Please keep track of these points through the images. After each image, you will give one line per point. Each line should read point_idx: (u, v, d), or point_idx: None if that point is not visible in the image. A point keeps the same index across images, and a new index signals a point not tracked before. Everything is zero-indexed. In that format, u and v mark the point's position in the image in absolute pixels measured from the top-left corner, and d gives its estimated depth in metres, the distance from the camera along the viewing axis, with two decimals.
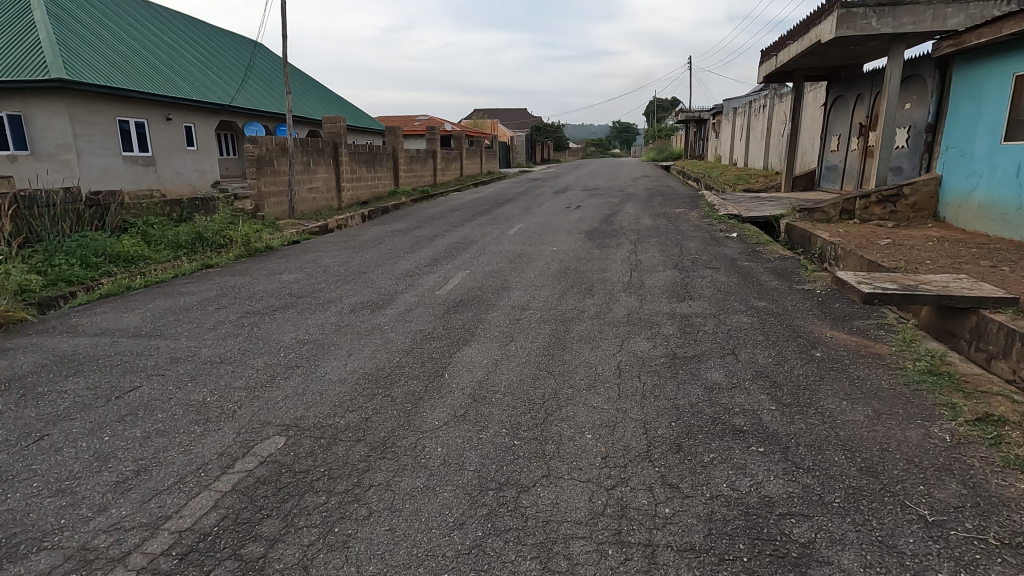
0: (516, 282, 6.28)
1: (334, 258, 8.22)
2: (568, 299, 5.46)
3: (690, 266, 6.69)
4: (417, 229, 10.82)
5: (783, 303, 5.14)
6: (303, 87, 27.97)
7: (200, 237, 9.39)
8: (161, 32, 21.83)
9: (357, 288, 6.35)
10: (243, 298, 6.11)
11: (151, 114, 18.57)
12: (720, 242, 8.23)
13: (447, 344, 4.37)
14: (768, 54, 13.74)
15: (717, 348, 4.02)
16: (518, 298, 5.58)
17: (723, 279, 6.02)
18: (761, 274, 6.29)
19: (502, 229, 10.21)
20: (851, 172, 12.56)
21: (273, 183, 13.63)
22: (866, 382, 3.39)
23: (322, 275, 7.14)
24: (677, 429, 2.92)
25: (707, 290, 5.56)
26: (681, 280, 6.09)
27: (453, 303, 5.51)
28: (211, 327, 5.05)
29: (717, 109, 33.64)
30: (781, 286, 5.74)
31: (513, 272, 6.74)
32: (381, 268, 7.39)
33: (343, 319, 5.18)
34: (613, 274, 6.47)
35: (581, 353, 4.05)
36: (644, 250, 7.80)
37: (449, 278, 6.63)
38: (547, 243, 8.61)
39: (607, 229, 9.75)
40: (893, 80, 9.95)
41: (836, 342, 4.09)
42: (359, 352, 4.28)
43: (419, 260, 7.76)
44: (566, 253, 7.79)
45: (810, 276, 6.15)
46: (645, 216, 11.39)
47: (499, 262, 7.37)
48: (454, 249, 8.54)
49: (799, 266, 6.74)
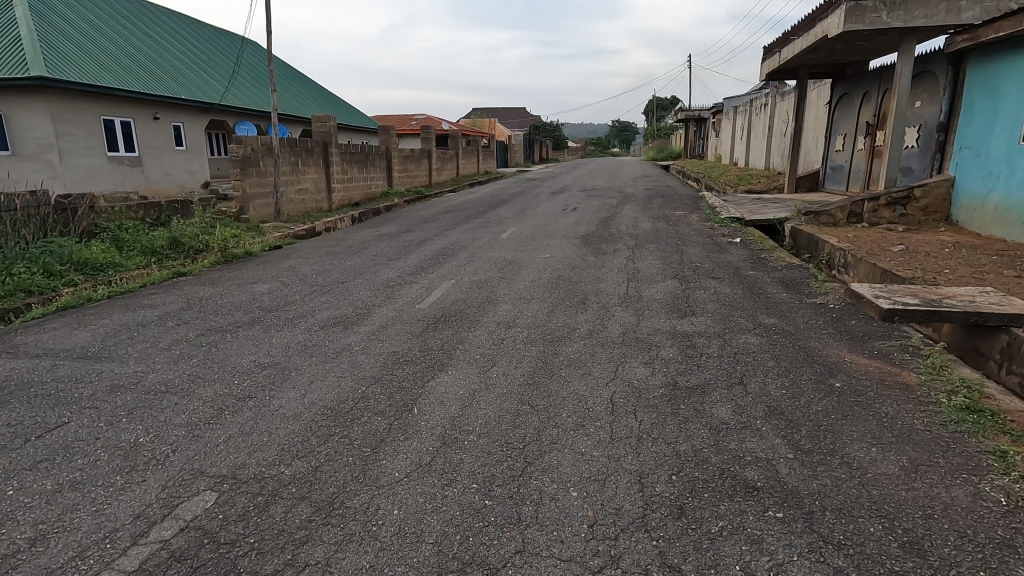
0: (504, 294, 5.82)
1: (315, 266, 7.76)
2: (558, 315, 5.00)
3: (691, 276, 6.24)
4: (406, 233, 10.35)
5: (794, 319, 4.68)
6: (296, 86, 27.46)
7: (176, 243, 8.92)
8: (149, 29, 21.31)
9: (332, 301, 5.88)
10: (209, 311, 5.65)
11: (137, 113, 18.08)
12: (723, 248, 7.76)
13: (421, 369, 3.91)
14: (771, 50, 13.27)
15: (723, 377, 3.55)
16: (504, 313, 5.13)
17: (727, 292, 5.56)
18: (768, 284, 5.83)
19: (495, 233, 9.73)
20: (858, 173, 12.11)
21: (259, 184, 13.16)
22: (896, 422, 2.92)
23: (298, 285, 6.68)
24: (679, 486, 2.46)
25: (710, 305, 5.10)
26: (682, 292, 5.62)
27: (433, 319, 5.05)
28: (165, 348, 4.59)
29: (718, 107, 33.12)
30: (790, 299, 5.29)
31: (501, 282, 6.28)
32: (362, 277, 6.92)
33: (311, 337, 4.72)
34: (608, 285, 6.01)
35: (568, 382, 3.59)
36: (643, 257, 7.34)
37: (432, 289, 6.17)
38: (540, 249, 8.14)
39: (604, 234, 9.28)
40: (904, 77, 9.49)
41: (856, 368, 3.64)
42: (323, 379, 3.82)
43: (403, 269, 7.31)
44: (560, 261, 7.33)
45: (822, 287, 5.68)
46: (644, 219, 10.93)
47: (488, 271, 6.91)
48: (441, 255, 8.07)
49: (808, 275, 6.28)
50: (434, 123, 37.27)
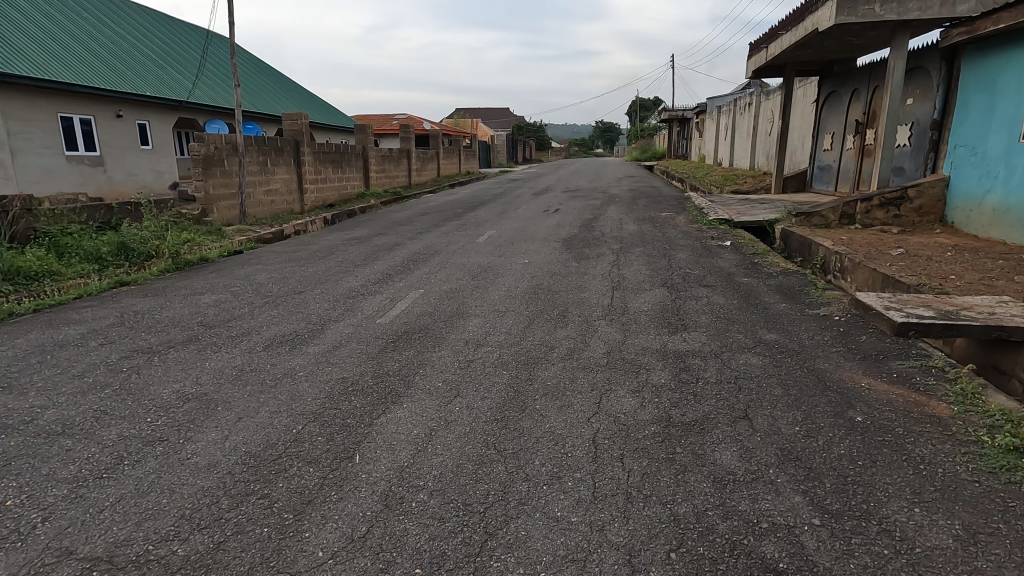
0: (476, 305, 5.26)
1: (273, 274, 7.11)
2: (535, 331, 4.44)
3: (681, 284, 5.73)
4: (377, 237, 9.72)
5: (798, 335, 4.17)
6: (270, 83, 26.58)
7: (124, 248, 8.21)
8: (112, 23, 20.30)
9: (284, 315, 5.26)
10: (140, 328, 4.99)
11: (98, 110, 17.16)
12: (713, 253, 7.29)
13: (370, 402, 3.32)
14: (758, 46, 12.88)
15: (725, 410, 3.03)
16: (475, 329, 4.56)
17: (721, 302, 5.06)
18: (765, 293, 5.34)
19: (471, 237, 9.16)
20: (847, 172, 11.75)
21: (223, 185, 12.43)
22: (937, 472, 2.41)
23: (249, 296, 6.05)
24: (681, 570, 1.92)
25: (703, 318, 4.58)
26: (671, 302, 5.10)
27: (393, 337, 4.46)
28: (76, 376, 3.93)
29: (702, 108, 32.92)
30: (791, 310, 4.80)
31: (474, 292, 5.72)
32: (321, 287, 6.30)
33: (250, 361, 4.09)
34: (592, 294, 5.49)
35: (543, 418, 3.04)
36: (628, 262, 6.84)
37: (397, 300, 5.58)
38: (518, 254, 7.58)
39: (587, 237, 8.75)
40: (897, 73, 9.12)
41: (875, 397, 3.13)
42: (253, 416, 3.21)
43: (369, 276, 6.71)
44: (539, 267, 6.79)
45: (822, 296, 5.21)
46: (628, 221, 10.44)
47: (460, 279, 6.33)
48: (412, 261, 7.48)
49: (806, 281, 5.81)
50: (415, 123, 36.59)
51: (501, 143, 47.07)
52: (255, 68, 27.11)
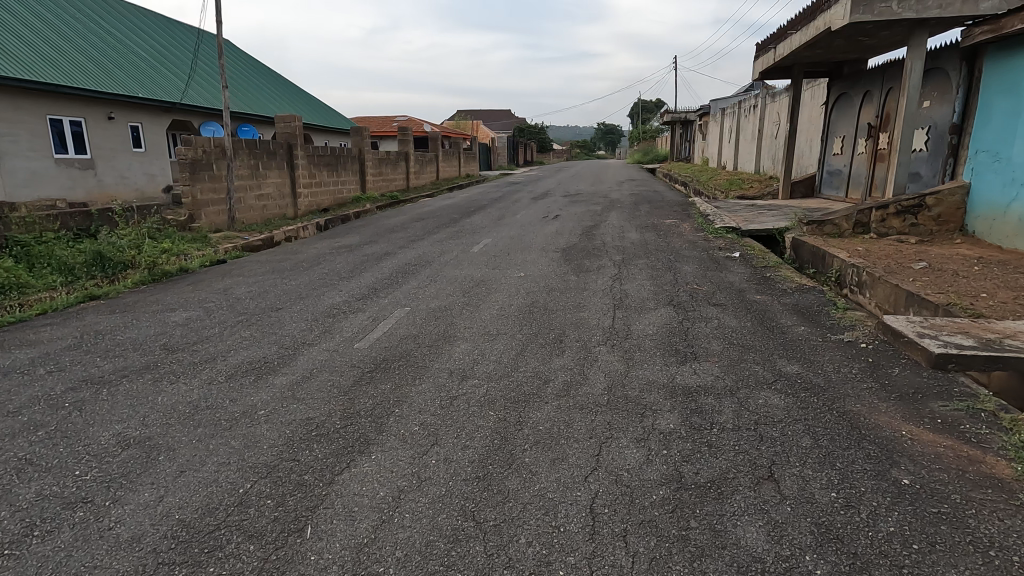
0: (465, 326, 4.81)
1: (252, 288, 6.67)
2: (527, 360, 3.99)
3: (688, 302, 5.29)
4: (367, 245, 9.30)
5: (821, 367, 3.73)
6: (267, 86, 26.21)
7: (99, 257, 7.70)
8: (104, 24, 19.90)
9: (256, 338, 4.80)
10: (97, 352, 4.54)
11: (88, 112, 16.76)
12: (722, 266, 6.84)
13: (334, 452, 2.88)
14: (765, 46, 12.44)
15: (747, 468, 2.59)
16: (462, 357, 4.12)
17: (733, 324, 4.62)
18: (780, 314, 4.89)
19: (466, 246, 8.72)
20: (859, 178, 11.30)
21: (211, 189, 12.02)
22: (1013, 564, 1.96)
23: (223, 314, 5.62)
24: None
25: (715, 345, 4.14)
26: (678, 325, 4.66)
27: (371, 366, 4.02)
28: (11, 413, 3.49)
29: (704, 109, 32.53)
30: (811, 335, 4.35)
31: (465, 310, 5.29)
32: (301, 303, 5.87)
33: (208, 395, 3.64)
34: (593, 315, 5.04)
35: (533, 476, 2.60)
36: (631, 276, 6.40)
37: (380, 320, 5.14)
38: (514, 266, 7.15)
39: (587, 247, 8.30)
40: (914, 74, 8.66)
41: (920, 453, 2.68)
42: (197, 471, 2.76)
43: (353, 291, 6.27)
44: (536, 281, 6.35)
45: (844, 317, 4.77)
46: (631, 229, 10.00)
47: (451, 294, 5.89)
48: (401, 274, 7.04)
49: (824, 299, 5.37)
50: (414, 125, 36.25)
51: (502, 145, 46.67)
52: (252, 70, 26.74)
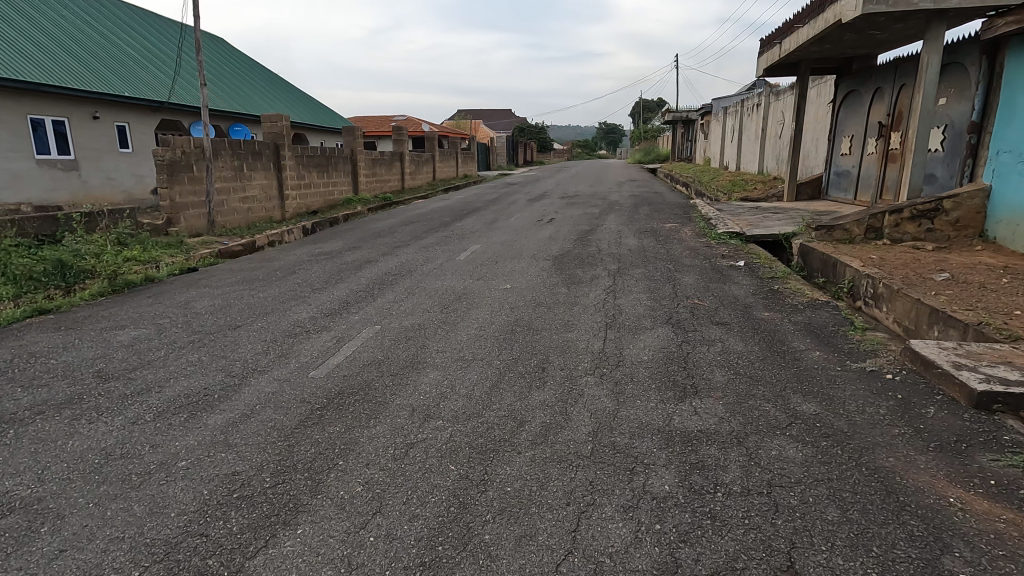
0: (437, 350, 4.28)
1: (215, 301, 6.15)
2: (501, 396, 3.46)
3: (688, 320, 4.77)
4: (349, 252, 8.78)
5: (843, 405, 3.19)
6: (260, 86, 25.72)
7: (59, 266, 7.15)
8: (89, 23, 19.38)
9: (203, 363, 4.28)
10: (22, 382, 4.02)
11: (71, 112, 16.26)
12: (726, 277, 6.30)
13: (253, 523, 2.36)
14: (770, 42, 11.89)
15: (762, 556, 2.05)
16: (428, 390, 3.59)
17: (739, 348, 4.09)
18: (791, 335, 4.36)
19: (452, 253, 8.21)
20: (869, 180, 10.76)
21: (191, 192, 11.52)
22: None
23: (177, 332, 5.10)
24: None
25: (719, 375, 3.62)
26: (676, 349, 4.13)
27: (322, 401, 3.49)
28: None
29: (706, 109, 32.03)
30: (828, 364, 3.81)
31: (441, 329, 4.77)
32: (264, 320, 5.35)
33: (125, 440, 3.11)
34: (581, 335, 4.52)
35: (493, 564, 2.08)
36: (626, 289, 5.87)
37: (344, 342, 4.61)
38: (501, 277, 6.62)
39: (581, 254, 7.76)
40: (931, 69, 8.10)
41: (977, 532, 2.15)
42: (80, 551, 2.24)
43: (323, 306, 5.75)
44: (523, 294, 5.82)
45: (864, 339, 4.24)
46: (629, 234, 9.47)
47: (427, 310, 5.36)
48: (378, 285, 6.53)
49: (840, 315, 4.84)
50: (411, 125, 35.73)
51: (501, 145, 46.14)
52: (244, 70, 26.26)
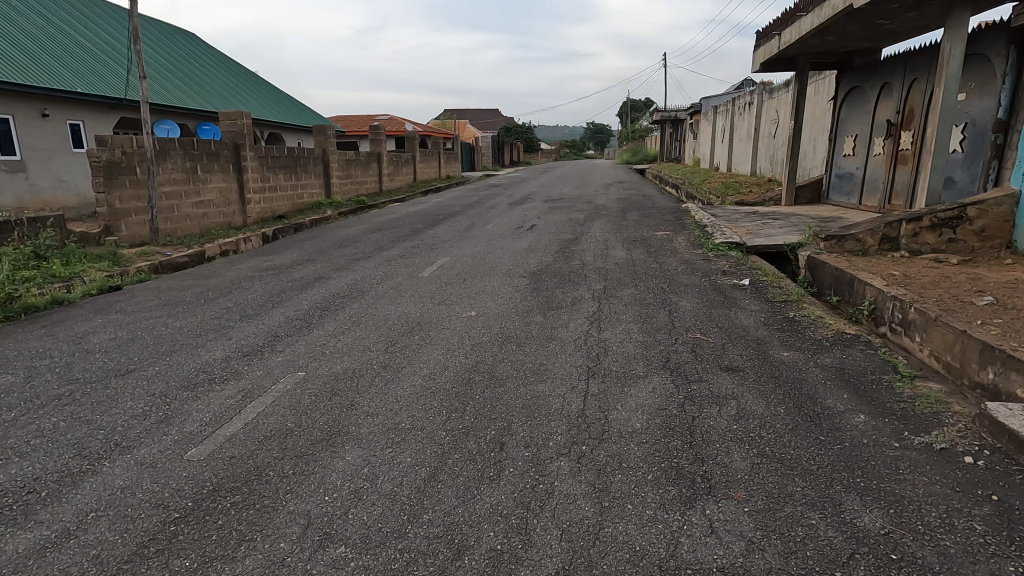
0: (366, 414, 3.27)
1: (120, 333, 5.08)
2: (438, 497, 2.47)
3: (690, 365, 3.81)
4: (300, 266, 7.71)
5: (920, 516, 2.24)
6: (230, 84, 24.50)
7: None
8: (35, 16, 17.93)
9: (54, 433, 3.21)
10: None
11: (16, 109, 14.95)
12: (730, 300, 5.36)
13: None
14: (768, 34, 10.99)
15: None
16: (336, 487, 2.57)
17: (759, 411, 3.14)
18: (823, 388, 3.41)
19: (415, 268, 7.20)
20: (876, 184, 9.91)
21: (133, 197, 10.37)
22: None
23: (51, 381, 4.02)
24: None
25: (739, 460, 2.66)
26: (677, 411, 3.17)
27: (183, 508, 2.46)
28: None
29: (695, 108, 31.18)
30: (879, 437, 2.85)
31: (380, 380, 3.75)
32: (167, 362, 4.29)
33: None
34: (555, 388, 3.53)
35: None
36: (613, 317, 4.92)
37: (251, 398, 3.56)
38: (467, 300, 5.64)
39: (562, 270, 6.78)
40: (953, 59, 7.21)
41: None
42: None
43: (246, 341, 4.71)
44: (489, 325, 4.84)
45: (915, 392, 3.32)
46: (616, 244, 8.52)
47: (370, 349, 4.35)
48: (321, 311, 5.51)
49: (879, 356, 3.90)
50: (392, 125, 34.65)
51: (486, 145, 45.13)
52: (214, 67, 25.02)
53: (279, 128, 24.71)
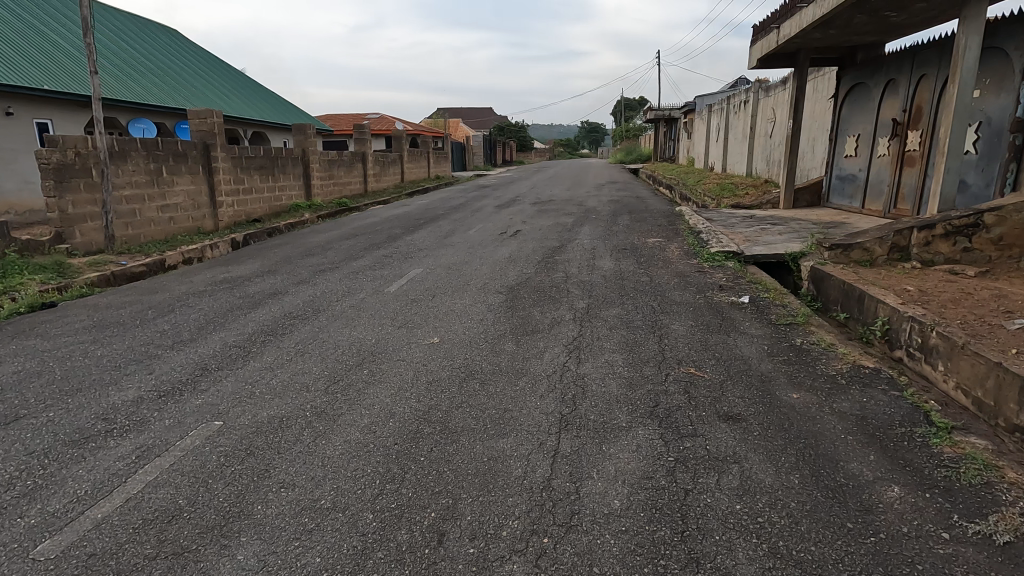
0: (279, 487, 2.62)
1: (30, 366, 4.40)
2: None
3: (683, 412, 3.17)
4: (258, 279, 7.04)
5: None
6: (210, 81, 23.69)
7: None
8: (3, 11, 17.18)
9: None
10: None
11: None
12: (729, 322, 4.75)
13: None
14: (766, 27, 10.36)
15: None
16: None
17: (767, 481, 2.52)
18: (844, 447, 2.79)
19: (382, 282, 6.55)
20: (880, 186, 9.34)
21: (87, 201, 9.65)
22: None
23: None
24: None
25: (748, 567, 2.02)
26: (668, 483, 2.53)
27: None
28: None
29: (689, 108, 30.61)
30: (922, 524, 2.23)
31: (306, 434, 3.09)
32: (65, 407, 3.61)
33: None
34: (517, 446, 2.89)
35: None
36: (596, 345, 4.29)
37: (145, 461, 2.89)
38: (432, 322, 5.00)
39: (543, 285, 6.15)
40: (970, 51, 6.60)
41: None
42: None
43: (169, 378, 4.04)
44: (452, 355, 4.19)
45: (955, 452, 2.71)
46: (605, 253, 7.89)
47: (308, 388, 3.70)
48: (266, 335, 4.85)
49: (905, 398, 3.29)
50: (379, 124, 33.89)
51: (478, 144, 44.42)
52: (194, 64, 24.18)
53: (262, 127, 23.93)
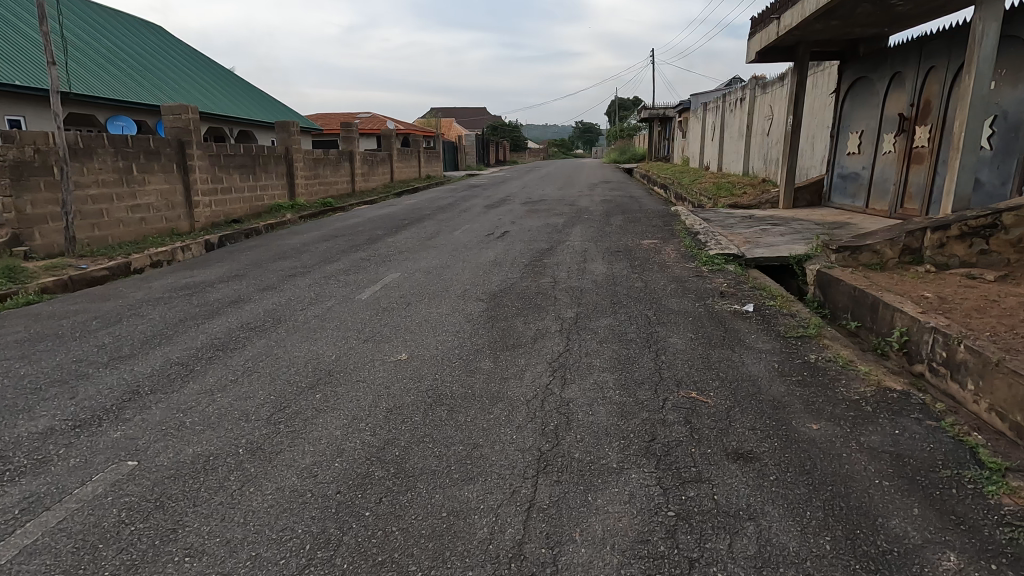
0: (184, 556, 2.09)
1: None
2: None
3: (684, 451, 2.65)
4: (220, 285, 6.50)
5: None
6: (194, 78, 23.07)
7: None
8: None
9: None
10: None
11: None
12: (733, 334, 4.26)
13: None
14: (766, 19, 9.91)
15: None
16: None
17: (792, 548, 2.01)
18: (881, 497, 2.29)
19: (355, 289, 6.02)
20: (885, 185, 8.90)
21: (47, 201, 9.07)
22: None
23: None
24: None
25: None
26: (669, 552, 2.01)
27: None
28: None
29: (684, 107, 30.17)
30: None
31: (232, 480, 2.56)
32: None
33: None
34: (485, 497, 2.38)
35: None
36: (584, 363, 3.78)
37: (29, 518, 2.35)
38: (403, 335, 4.48)
39: (528, 291, 5.65)
40: (987, 39, 6.14)
41: None
42: None
43: (90, 404, 3.49)
44: (419, 375, 3.67)
45: (1016, 504, 2.21)
46: (596, 256, 7.40)
47: (247, 418, 3.17)
48: (215, 351, 4.32)
49: (943, 429, 2.79)
50: (369, 123, 33.24)
51: (471, 143, 43.86)
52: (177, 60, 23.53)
53: (246, 126, 23.31)
